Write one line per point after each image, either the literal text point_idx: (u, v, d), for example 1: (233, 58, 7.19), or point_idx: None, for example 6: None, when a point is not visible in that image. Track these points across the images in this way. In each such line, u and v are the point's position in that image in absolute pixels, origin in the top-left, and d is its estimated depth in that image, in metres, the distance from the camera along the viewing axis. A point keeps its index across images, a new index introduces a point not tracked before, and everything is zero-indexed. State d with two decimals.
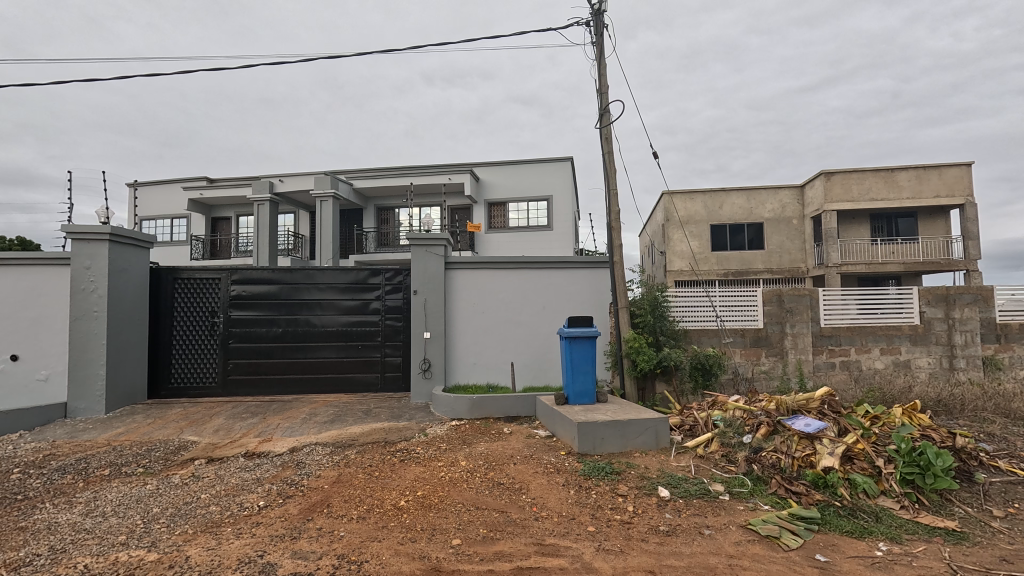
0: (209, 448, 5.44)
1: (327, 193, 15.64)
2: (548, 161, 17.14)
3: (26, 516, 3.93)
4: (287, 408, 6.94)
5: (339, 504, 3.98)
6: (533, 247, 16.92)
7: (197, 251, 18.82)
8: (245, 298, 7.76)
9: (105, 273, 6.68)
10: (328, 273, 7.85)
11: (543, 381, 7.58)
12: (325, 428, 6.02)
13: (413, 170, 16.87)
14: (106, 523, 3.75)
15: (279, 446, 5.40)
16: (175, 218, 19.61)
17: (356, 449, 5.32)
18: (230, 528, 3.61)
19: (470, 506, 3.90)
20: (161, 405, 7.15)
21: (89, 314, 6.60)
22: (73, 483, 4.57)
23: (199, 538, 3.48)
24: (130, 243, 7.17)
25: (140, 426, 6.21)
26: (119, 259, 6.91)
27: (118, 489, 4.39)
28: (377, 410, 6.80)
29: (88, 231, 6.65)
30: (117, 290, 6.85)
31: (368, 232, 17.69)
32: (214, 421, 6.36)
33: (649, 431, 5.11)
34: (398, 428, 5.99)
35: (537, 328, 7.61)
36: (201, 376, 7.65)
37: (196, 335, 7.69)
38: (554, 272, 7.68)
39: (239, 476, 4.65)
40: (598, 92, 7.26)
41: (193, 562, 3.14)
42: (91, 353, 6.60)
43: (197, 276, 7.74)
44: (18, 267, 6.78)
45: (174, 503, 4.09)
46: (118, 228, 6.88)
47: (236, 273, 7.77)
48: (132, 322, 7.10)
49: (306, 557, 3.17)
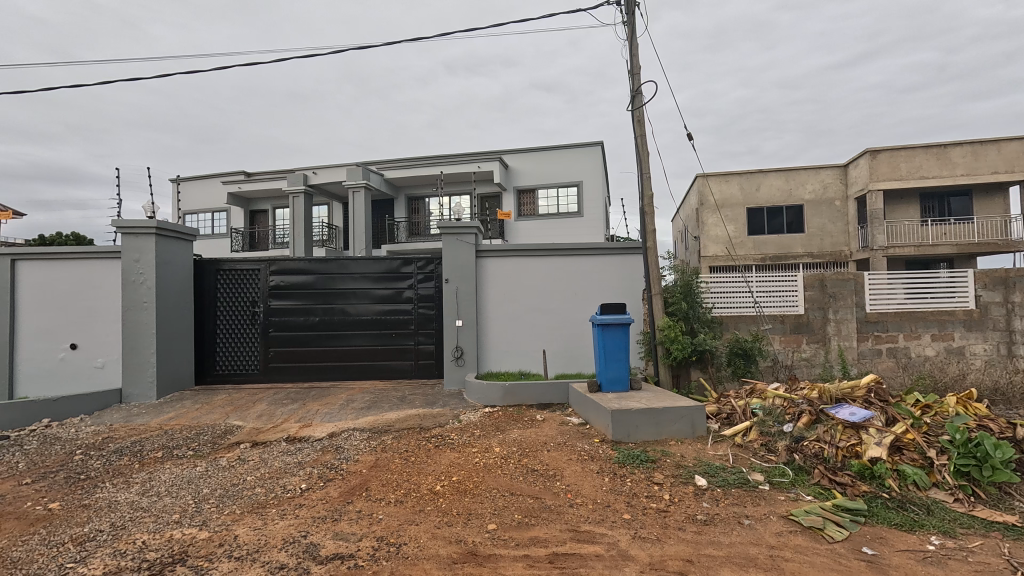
0: (254, 432, 5.65)
1: (359, 183, 15.81)
2: (577, 147, 16.89)
3: (89, 494, 4.18)
4: (327, 394, 7.15)
5: (377, 487, 4.08)
6: (563, 233, 16.82)
7: (237, 243, 19.53)
8: (283, 288, 7.98)
9: (153, 265, 6.99)
10: (361, 263, 7.99)
11: (576, 368, 7.55)
12: (362, 414, 6.17)
13: (443, 159, 16.92)
14: (161, 502, 3.96)
15: (319, 431, 5.56)
16: (215, 212, 20.34)
17: (392, 434, 5.43)
18: (275, 509, 3.75)
19: (506, 492, 3.94)
20: (207, 391, 7.48)
21: (139, 304, 6.94)
22: (130, 464, 4.84)
23: (246, 518, 3.64)
24: (175, 237, 7.47)
25: (190, 411, 6.51)
26: (165, 251, 7.21)
27: (171, 471, 4.62)
28: (412, 397, 6.92)
29: (136, 226, 6.95)
30: (165, 281, 7.17)
31: (399, 222, 17.96)
32: (257, 407, 6.61)
33: (685, 419, 5.02)
34: (433, 414, 6.08)
35: (568, 316, 7.56)
36: (243, 364, 7.94)
37: (239, 324, 7.97)
38: (586, 259, 7.59)
39: (283, 459, 4.82)
40: (629, 73, 7.07)
41: (242, 541, 3.28)
42: (143, 342, 6.94)
43: (237, 267, 7.99)
44: (75, 260, 7.16)
45: (223, 484, 4.27)
46: (163, 222, 7.17)
47: (274, 264, 7.99)
48: (178, 311, 7.42)
49: (347, 538, 3.27)
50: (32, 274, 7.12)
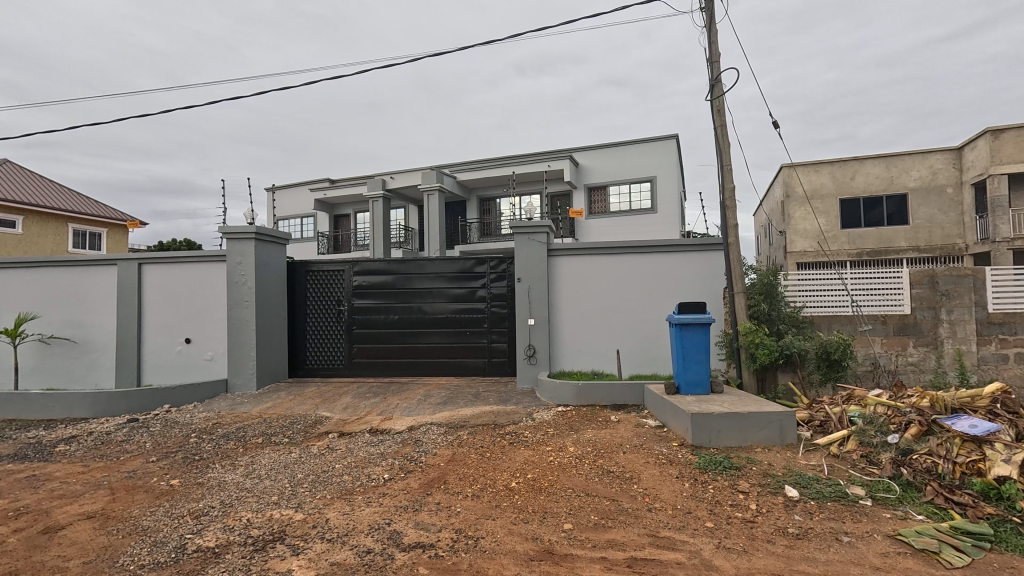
0: (341, 423, 6.02)
1: (434, 186, 16.36)
2: (650, 142, 16.39)
3: (202, 473, 4.66)
4: (405, 389, 7.46)
5: (455, 481, 4.20)
6: (636, 231, 16.40)
7: (323, 246, 20.90)
8: (365, 288, 8.42)
9: (253, 267, 7.64)
10: (437, 263, 8.25)
11: (651, 369, 7.32)
12: (439, 409, 6.38)
13: (514, 159, 17.08)
14: (262, 484, 4.33)
15: (400, 424, 5.82)
16: (304, 218, 21.89)
17: (468, 430, 5.57)
18: (361, 496, 3.97)
19: (581, 492, 3.90)
20: (299, 383, 8.06)
21: (241, 303, 7.62)
22: (236, 448, 5.34)
23: (336, 503, 3.88)
24: (271, 241, 8.12)
25: (285, 401, 7.06)
26: (263, 254, 7.87)
27: (270, 455, 5.04)
28: (486, 394, 7.05)
29: (238, 231, 7.65)
30: (262, 282, 7.82)
31: (471, 223, 18.37)
32: (343, 399, 7.03)
33: (773, 425, 4.71)
34: (506, 411, 6.15)
35: (643, 315, 7.36)
36: (330, 359, 8.48)
37: (326, 321, 8.52)
38: (661, 257, 7.35)
39: (367, 450, 5.09)
40: (708, 61, 6.74)
41: (332, 524, 3.50)
42: (245, 337, 7.61)
43: (325, 268, 8.54)
44: (189, 263, 7.98)
45: (314, 470, 4.59)
46: (261, 228, 7.82)
47: (357, 265, 8.45)
48: (274, 309, 8.06)
49: (428, 528, 3.39)
50: (154, 276, 8.01)
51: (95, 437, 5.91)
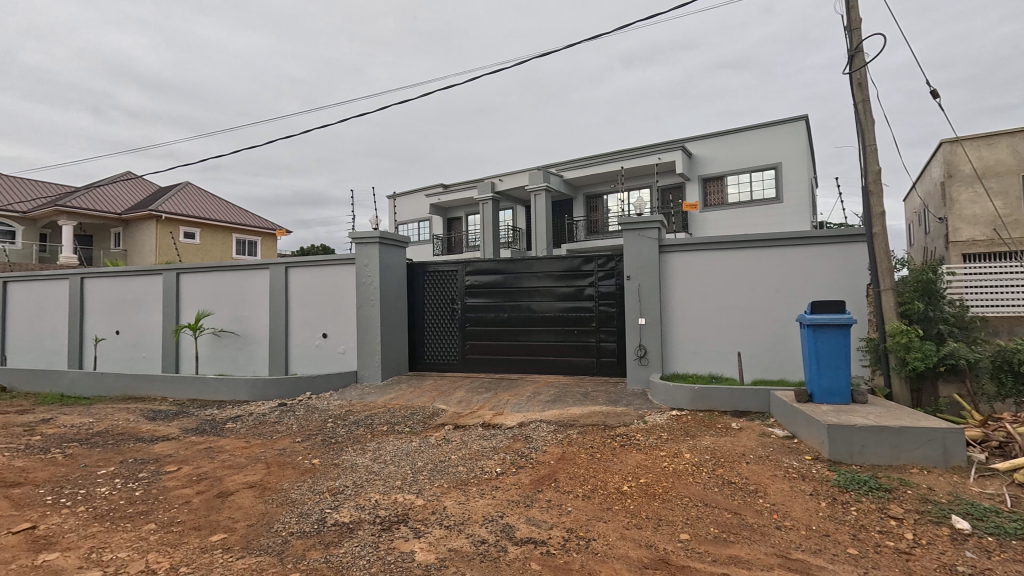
0: (456, 416, 6.34)
1: (541, 185, 16.54)
2: (775, 125, 14.96)
3: (338, 455, 5.19)
4: (515, 386, 7.64)
5: (565, 480, 4.20)
6: (758, 223, 15.12)
7: (438, 248, 22.15)
8: (477, 287, 8.76)
9: (377, 269, 8.33)
10: (545, 262, 8.33)
11: (779, 374, 6.70)
12: (548, 407, 6.44)
13: (622, 154, 16.66)
14: (388, 469, 4.70)
15: (510, 420, 5.97)
16: (420, 222, 23.39)
17: (577, 429, 5.54)
18: (476, 488, 4.14)
19: (698, 501, 3.69)
20: (418, 376, 8.63)
21: (368, 301, 8.35)
22: (365, 434, 5.87)
23: (452, 492, 4.09)
24: (393, 244, 8.79)
25: (406, 393, 7.60)
26: (386, 257, 8.54)
27: (394, 443, 5.47)
28: (596, 393, 6.97)
29: (365, 236, 8.38)
30: (386, 282, 8.49)
31: (578, 221, 18.27)
32: (457, 393, 7.39)
33: (934, 443, 4.06)
34: (616, 412, 6.03)
35: (768, 315, 6.77)
36: (446, 354, 8.95)
37: (442, 319, 9.02)
38: (789, 251, 6.70)
39: (480, 443, 5.29)
40: (846, 30, 5.99)
41: (450, 512, 3.69)
42: (371, 332, 8.32)
43: (440, 268, 9.04)
44: (326, 266, 8.91)
45: (433, 459, 4.88)
46: (384, 233, 8.49)
47: (469, 265, 8.82)
48: (396, 307, 8.71)
49: (540, 525, 3.44)
50: (298, 278, 9.07)
51: (254, 417, 6.86)
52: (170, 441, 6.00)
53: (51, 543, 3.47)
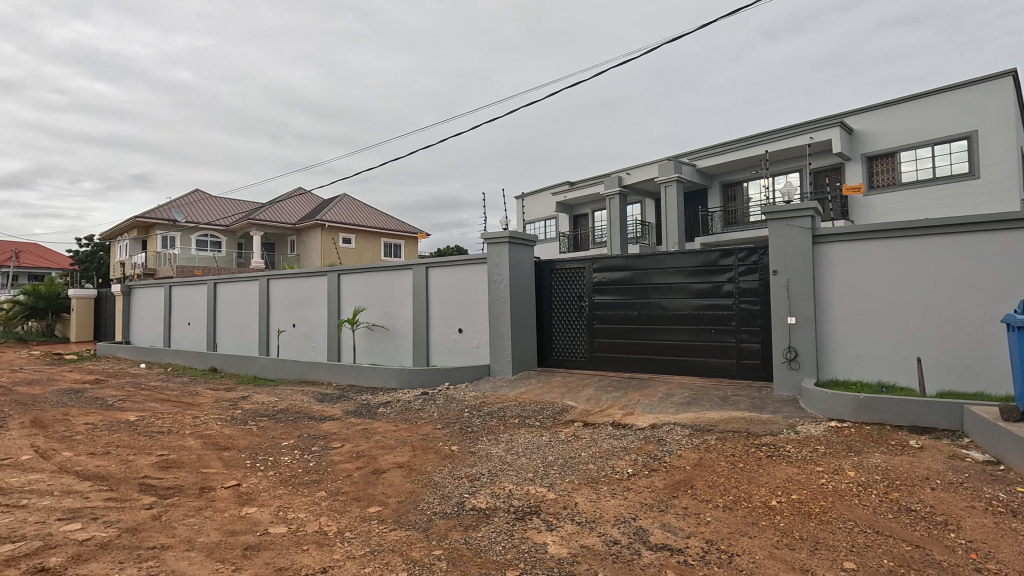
0: (585, 413, 6.32)
1: (671, 177, 15.71)
2: (969, 85, 12.39)
3: (475, 443, 5.51)
4: (646, 386, 7.38)
5: (703, 487, 3.96)
6: (944, 205, 12.68)
7: (564, 245, 22.29)
8: (605, 284, 8.63)
9: (507, 267, 8.65)
10: (678, 257, 7.91)
11: (975, 387, 5.56)
12: (682, 410, 6.12)
13: (767, 135, 15.14)
14: (520, 460, 4.86)
15: (641, 421, 5.79)
16: (547, 220, 23.75)
17: (716, 435, 5.18)
18: (607, 487, 4.09)
19: (867, 528, 3.22)
20: (547, 372, 8.77)
21: (499, 299, 8.70)
22: (498, 425, 6.14)
23: (583, 489, 4.09)
24: (522, 243, 9.04)
25: (535, 388, 7.78)
26: (516, 255, 8.82)
27: (526, 436, 5.63)
28: (736, 398, 6.45)
29: (496, 236, 8.75)
30: (516, 280, 8.77)
31: (714, 212, 17.04)
32: (586, 391, 7.36)
33: None
34: (762, 419, 5.51)
35: (959, 316, 5.65)
36: (574, 351, 8.96)
37: (569, 316, 9.06)
38: (991, 238, 5.51)
39: (610, 442, 5.22)
40: None
41: (581, 508, 3.71)
42: (502, 328, 8.67)
43: (568, 266, 9.07)
44: (461, 265, 9.48)
45: (563, 455, 4.93)
46: (514, 232, 8.78)
47: (597, 262, 8.72)
48: (525, 305, 8.96)
49: (676, 532, 3.28)
50: (436, 277, 9.77)
51: (401, 404, 7.58)
52: (334, 420, 6.89)
53: (251, 498, 4.21)
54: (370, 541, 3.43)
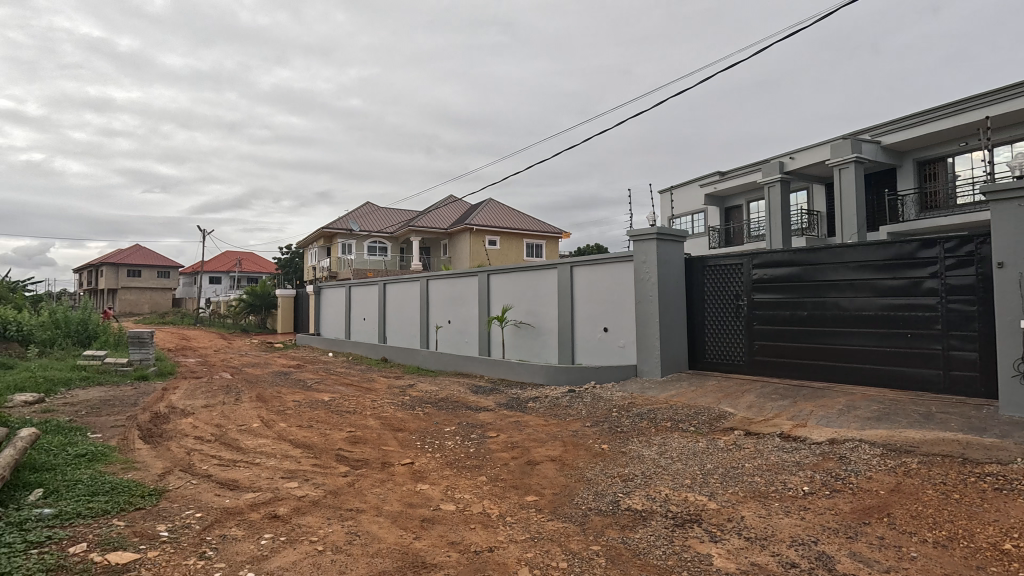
0: (746, 422, 5.83)
1: (847, 159, 13.61)
2: None
3: (625, 444, 5.43)
4: (821, 396, 6.54)
5: (904, 517, 3.39)
6: None
7: (715, 241, 20.80)
8: (766, 282, 7.85)
9: (655, 265, 8.36)
10: (859, 250, 6.88)
11: None
12: (870, 425, 5.30)
13: (990, 98, 12.30)
14: (675, 465, 4.66)
15: (816, 434, 5.15)
16: (694, 214, 22.39)
17: (918, 458, 4.39)
18: (778, 503, 3.73)
19: None
20: (700, 376, 8.26)
21: (646, 297, 8.46)
22: (649, 427, 5.96)
23: (750, 503, 3.78)
24: (671, 239, 8.65)
25: (687, 391, 7.39)
26: (664, 252, 8.48)
27: (680, 440, 5.39)
28: (944, 416, 5.39)
29: (643, 233, 8.50)
30: (665, 278, 8.42)
31: (906, 196, 14.45)
32: (746, 397, 6.77)
33: None
34: (983, 443, 4.53)
35: None
36: (730, 354, 8.30)
37: (725, 316, 8.42)
38: None
39: (779, 455, 4.74)
40: None
41: (749, 523, 3.43)
42: (650, 328, 8.40)
43: (722, 262, 8.44)
44: (605, 264, 9.37)
45: (723, 464, 4.61)
46: (662, 228, 8.44)
47: (757, 257, 7.96)
48: (675, 304, 8.57)
49: (870, 564, 2.86)
50: (581, 276, 9.81)
51: (549, 399, 7.78)
52: (488, 411, 7.33)
53: (423, 476, 4.68)
54: (530, 528, 3.59)
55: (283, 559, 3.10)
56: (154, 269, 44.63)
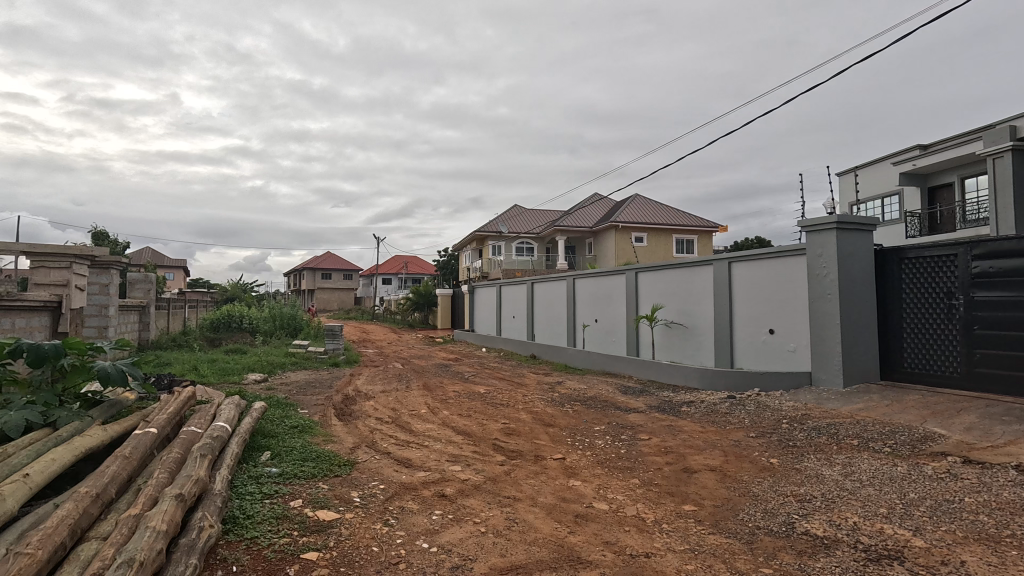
0: (964, 447, 4.77)
1: None
2: None
3: (800, 460, 4.84)
4: None
5: None
6: None
7: (914, 228, 17.43)
8: (993, 276, 6.24)
9: (835, 259, 7.32)
10: None
11: None
12: None
13: None
14: (866, 490, 4.02)
15: None
16: (885, 198, 19.03)
17: None
18: (1017, 552, 2.98)
19: None
20: (896, 388, 6.99)
21: (824, 296, 7.46)
22: (830, 444, 5.23)
23: (974, 547, 3.09)
24: (856, 228, 7.48)
25: (880, 406, 6.30)
26: (847, 244, 7.37)
27: (871, 462, 4.62)
28: None
29: (819, 222, 7.51)
30: (847, 273, 7.32)
31: None
32: (964, 418, 5.54)
33: None
34: None
35: None
36: (938, 365, 6.83)
37: (930, 318, 6.94)
38: None
39: (1016, 491, 3.79)
40: None
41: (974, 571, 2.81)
42: (828, 332, 7.38)
43: (927, 253, 6.97)
44: (771, 259, 8.45)
45: (933, 496, 3.84)
46: (844, 216, 7.35)
47: (978, 245, 6.39)
48: (862, 303, 7.41)
49: None
50: (741, 273, 8.99)
51: (706, 405, 7.28)
52: (639, 413, 7.14)
53: (575, 472, 4.74)
54: (689, 538, 3.41)
55: (452, 535, 3.40)
56: (340, 272, 52.23)
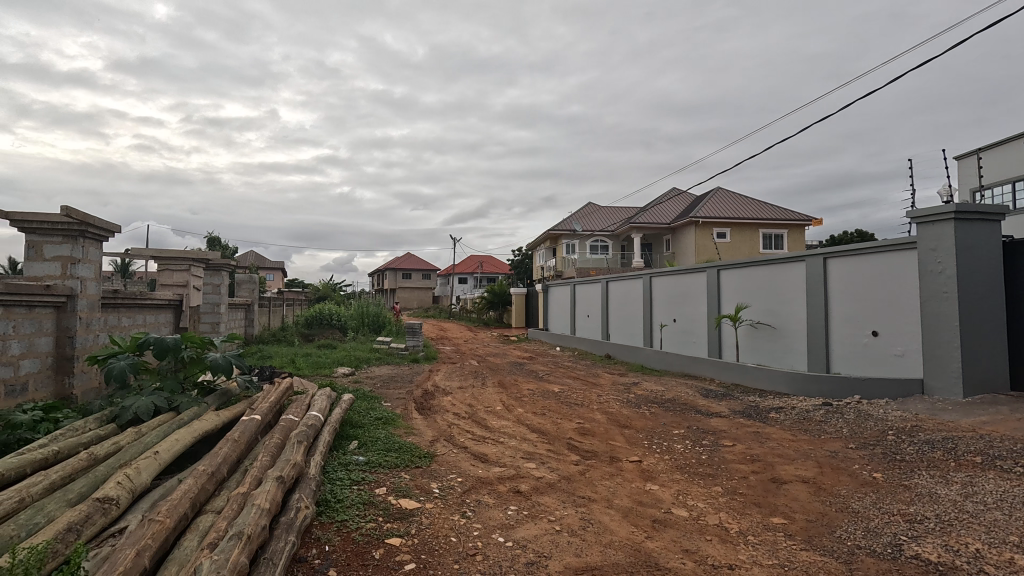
0: None
1: None
2: None
3: (908, 476, 4.38)
4: None
5: None
6: None
7: None
8: None
9: (953, 253, 6.53)
10: None
11: None
12: None
13: None
14: (992, 514, 3.54)
15: None
16: (1017, 181, 16.62)
17: None
18: None
19: None
20: None
21: (939, 294, 6.69)
22: (945, 460, 4.67)
23: None
24: (979, 218, 6.65)
25: (1010, 419, 5.53)
26: (967, 236, 6.56)
27: (998, 482, 4.07)
28: None
29: (932, 212, 6.74)
30: (968, 269, 6.53)
31: None
32: None
33: None
34: None
35: None
36: None
37: None
38: None
39: None
40: None
41: None
42: (945, 335, 6.63)
43: None
44: (873, 253, 7.66)
45: None
46: (963, 204, 6.54)
47: None
48: (986, 303, 6.60)
49: None
50: (838, 269, 8.21)
51: (797, 412, 6.78)
52: (722, 418, 6.80)
53: (653, 476, 4.61)
54: (778, 553, 3.20)
55: (527, 531, 3.44)
56: (420, 272, 54.46)
